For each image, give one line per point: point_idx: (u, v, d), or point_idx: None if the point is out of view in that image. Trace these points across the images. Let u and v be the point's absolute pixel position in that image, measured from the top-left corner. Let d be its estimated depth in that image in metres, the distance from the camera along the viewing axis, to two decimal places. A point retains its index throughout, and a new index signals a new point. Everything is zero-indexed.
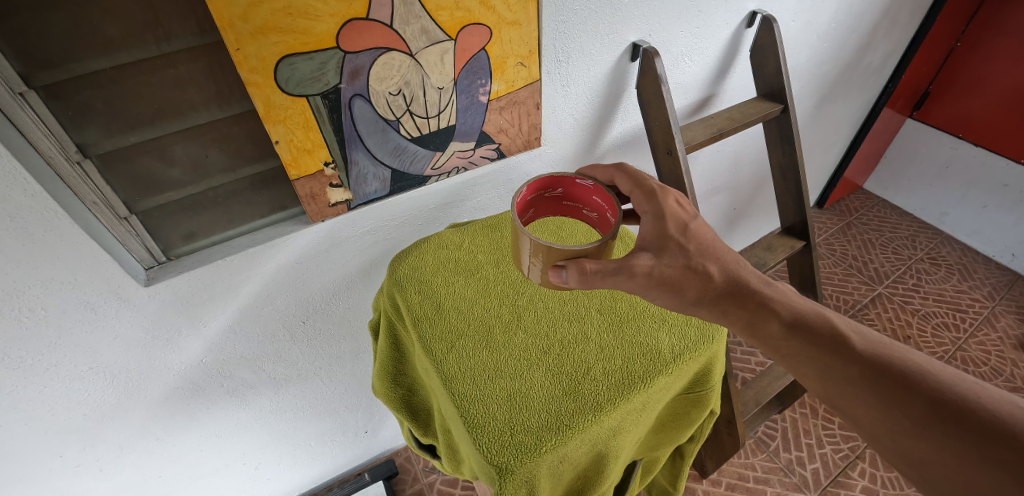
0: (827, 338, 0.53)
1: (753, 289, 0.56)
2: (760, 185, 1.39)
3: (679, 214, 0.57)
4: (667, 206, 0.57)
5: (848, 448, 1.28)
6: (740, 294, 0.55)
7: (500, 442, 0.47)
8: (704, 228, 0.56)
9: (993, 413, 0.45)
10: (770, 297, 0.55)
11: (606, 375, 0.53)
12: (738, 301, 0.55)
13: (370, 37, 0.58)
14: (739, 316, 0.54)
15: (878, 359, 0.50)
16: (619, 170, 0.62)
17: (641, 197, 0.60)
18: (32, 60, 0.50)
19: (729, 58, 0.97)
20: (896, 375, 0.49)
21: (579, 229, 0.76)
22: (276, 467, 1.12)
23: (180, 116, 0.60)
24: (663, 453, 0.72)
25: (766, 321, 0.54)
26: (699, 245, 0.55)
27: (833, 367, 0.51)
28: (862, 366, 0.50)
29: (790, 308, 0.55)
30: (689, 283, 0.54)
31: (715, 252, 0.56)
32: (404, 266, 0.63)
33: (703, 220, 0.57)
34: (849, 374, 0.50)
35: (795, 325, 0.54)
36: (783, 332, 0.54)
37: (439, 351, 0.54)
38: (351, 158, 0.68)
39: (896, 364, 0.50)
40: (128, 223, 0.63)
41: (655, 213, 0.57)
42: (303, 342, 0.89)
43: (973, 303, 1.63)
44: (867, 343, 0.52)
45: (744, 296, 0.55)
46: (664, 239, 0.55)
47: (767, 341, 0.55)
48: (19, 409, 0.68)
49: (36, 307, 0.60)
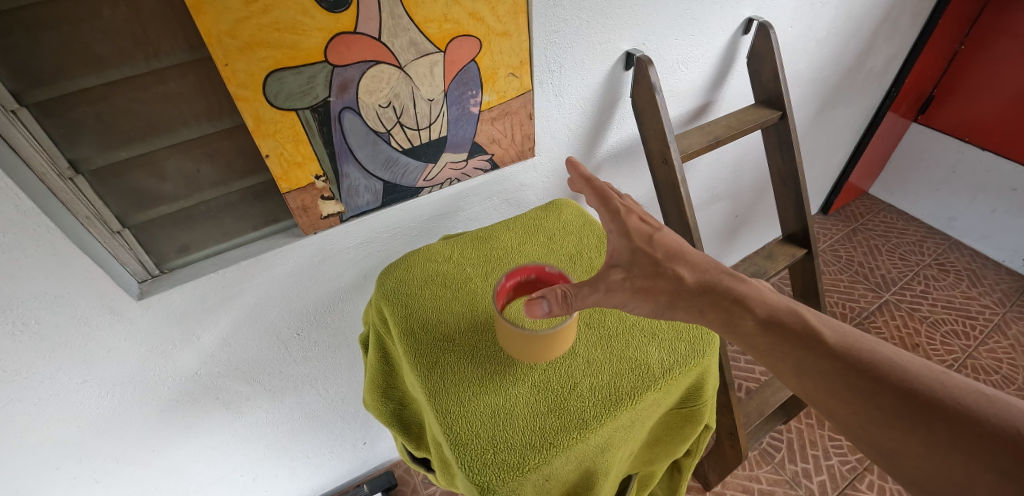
0: (799, 332, 0.52)
1: (725, 288, 0.55)
2: (761, 192, 1.38)
3: (643, 229, 0.58)
4: (631, 223, 0.58)
5: (856, 459, 1.25)
6: (713, 292, 0.55)
7: (483, 461, 0.47)
8: (669, 237, 0.58)
9: (958, 401, 0.45)
10: (743, 295, 0.54)
11: (594, 392, 0.51)
12: (711, 299, 0.54)
13: (358, 50, 0.58)
14: (715, 313, 0.53)
15: (849, 352, 0.50)
16: (590, 183, 0.62)
17: (606, 214, 0.60)
18: (23, 78, 0.51)
19: (726, 65, 0.96)
20: (865, 368, 0.49)
21: (576, 223, 0.71)
22: (274, 479, 1.11)
23: (171, 132, 0.60)
24: (658, 467, 0.71)
25: (741, 318, 0.53)
26: (666, 252, 0.56)
27: (806, 362, 0.51)
28: (834, 360, 0.50)
29: (764, 305, 0.54)
30: (660, 288, 0.54)
31: (681, 257, 0.56)
32: (392, 278, 0.63)
33: (668, 230, 0.58)
34: (821, 368, 0.50)
35: (770, 321, 0.53)
36: (758, 329, 0.52)
37: (423, 366, 0.54)
38: (341, 171, 0.68)
39: (866, 356, 0.49)
40: (120, 237, 0.64)
41: (620, 230, 0.58)
42: (298, 355, 0.88)
43: (983, 310, 1.59)
44: (838, 336, 0.51)
45: (717, 296, 0.54)
46: (626, 247, 0.56)
47: (743, 338, 0.53)
48: (13, 422, 0.68)
49: (29, 321, 0.60)
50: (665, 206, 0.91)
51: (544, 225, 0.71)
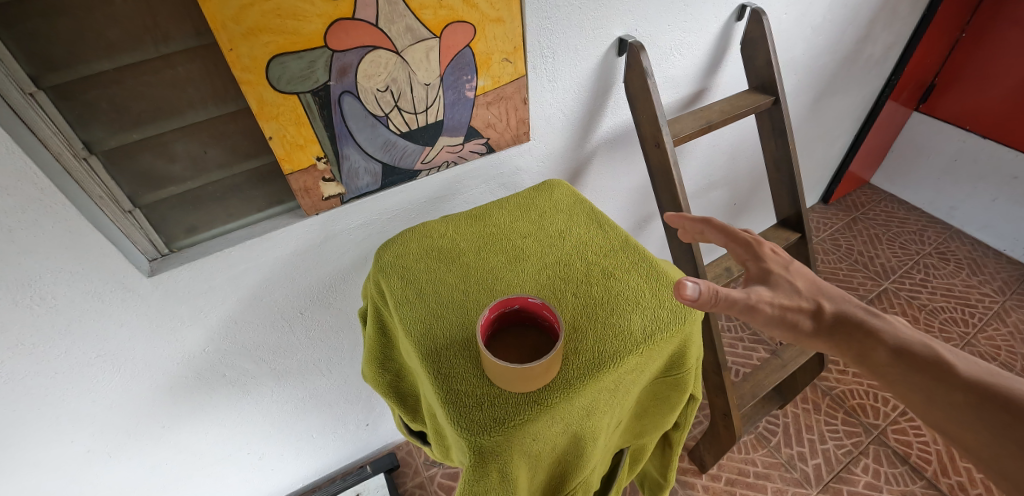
0: (931, 364, 0.52)
1: (858, 319, 0.55)
2: (759, 179, 1.39)
3: (777, 262, 0.58)
4: (765, 255, 0.59)
5: (851, 443, 1.27)
6: (846, 323, 0.55)
7: (472, 417, 0.49)
8: (802, 270, 0.58)
9: None
10: (873, 326, 0.55)
11: (578, 355, 0.53)
12: (843, 329, 0.55)
13: (357, 36, 0.61)
14: (845, 343, 0.54)
15: (984, 386, 0.50)
16: (708, 223, 0.63)
17: (737, 249, 0.60)
18: (41, 63, 0.54)
19: (719, 52, 0.98)
20: (1006, 405, 0.48)
21: (564, 204, 0.73)
22: (280, 458, 1.15)
23: (179, 115, 0.63)
24: (649, 440, 0.75)
25: (872, 348, 0.54)
26: (806, 284, 0.57)
27: (939, 393, 0.51)
28: (968, 393, 0.50)
29: (897, 337, 0.54)
30: (802, 315, 0.54)
31: (819, 289, 0.57)
32: (389, 253, 0.66)
33: (800, 264, 0.59)
34: (952, 400, 0.50)
35: (901, 351, 0.53)
36: (889, 359, 0.53)
37: (417, 331, 0.56)
38: (342, 153, 0.71)
39: (1005, 394, 0.49)
40: (131, 217, 0.66)
41: (755, 264, 0.58)
42: (302, 334, 0.92)
43: (982, 297, 1.59)
44: (975, 370, 0.51)
45: (849, 327, 0.55)
46: (764, 274, 0.57)
47: (872, 368, 0.54)
48: (31, 395, 0.72)
49: (46, 296, 0.63)
50: (660, 194, 0.92)
51: (536, 203, 0.73)
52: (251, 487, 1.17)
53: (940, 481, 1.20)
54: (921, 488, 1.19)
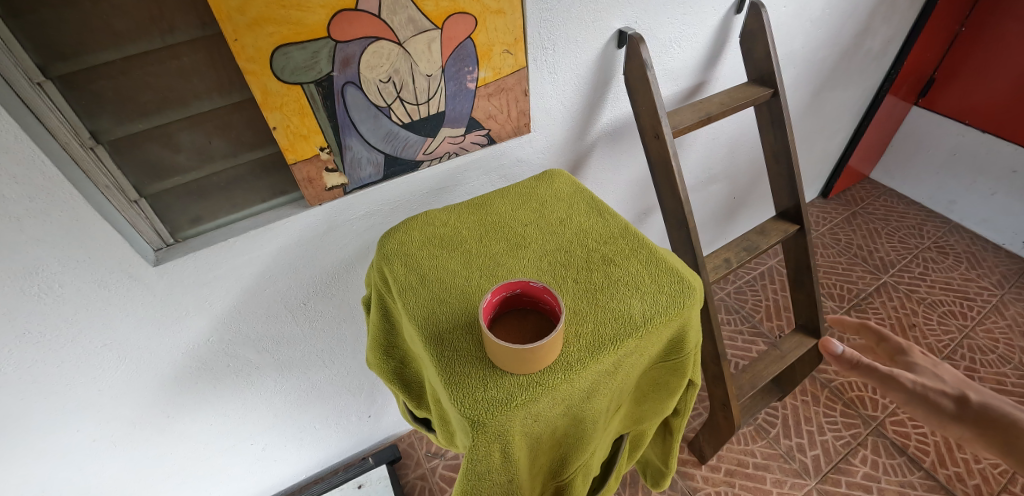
0: None
1: (1005, 412, 0.68)
2: (758, 173, 1.40)
3: (924, 359, 0.81)
4: (914, 357, 0.82)
5: (850, 435, 1.28)
6: (987, 416, 0.69)
7: (475, 397, 0.50)
8: (947, 370, 0.78)
9: None
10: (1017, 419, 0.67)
11: (579, 338, 0.54)
12: (983, 421, 0.68)
13: (359, 26, 0.62)
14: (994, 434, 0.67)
15: None
16: (865, 328, 0.89)
17: (889, 349, 0.86)
18: (48, 53, 0.54)
19: (718, 45, 0.99)
20: None
21: (565, 193, 0.74)
22: (283, 449, 1.16)
23: (184, 105, 0.64)
24: (648, 426, 0.76)
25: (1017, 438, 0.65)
26: (955, 379, 0.75)
27: None
28: None
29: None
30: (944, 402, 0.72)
31: (970, 385, 0.73)
32: (392, 241, 0.67)
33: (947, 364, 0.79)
34: None
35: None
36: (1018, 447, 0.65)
37: (421, 315, 0.57)
38: (345, 143, 0.72)
39: None
40: (138, 206, 0.67)
41: (908, 363, 0.81)
42: (305, 324, 0.93)
43: (981, 291, 1.60)
44: None
45: (990, 419, 0.68)
46: (913, 367, 0.80)
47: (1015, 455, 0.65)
48: (39, 383, 0.73)
49: (53, 285, 0.64)
50: (659, 185, 0.92)
51: (537, 192, 0.74)
52: (255, 478, 1.19)
53: (937, 472, 1.21)
54: (919, 479, 1.20)
